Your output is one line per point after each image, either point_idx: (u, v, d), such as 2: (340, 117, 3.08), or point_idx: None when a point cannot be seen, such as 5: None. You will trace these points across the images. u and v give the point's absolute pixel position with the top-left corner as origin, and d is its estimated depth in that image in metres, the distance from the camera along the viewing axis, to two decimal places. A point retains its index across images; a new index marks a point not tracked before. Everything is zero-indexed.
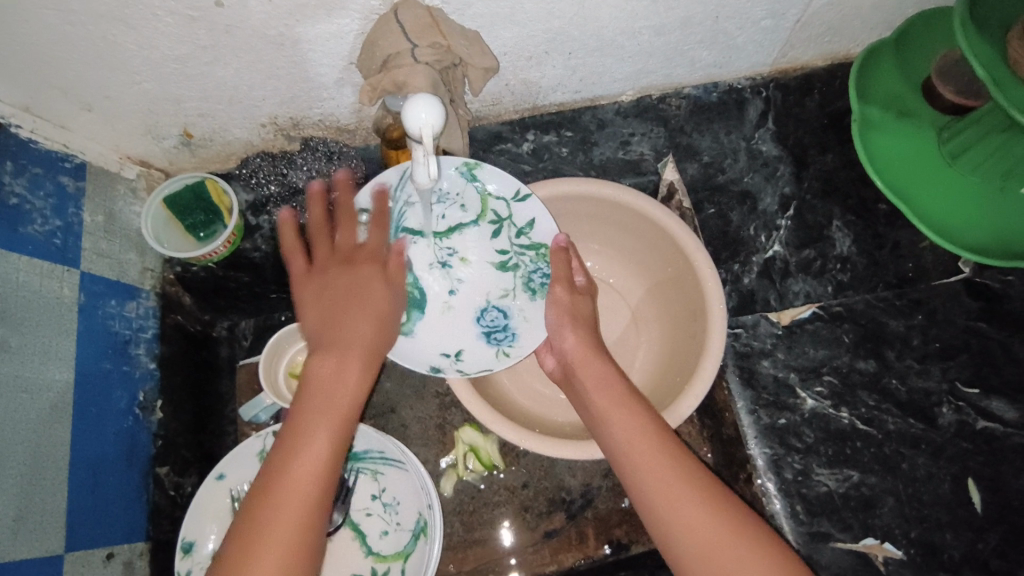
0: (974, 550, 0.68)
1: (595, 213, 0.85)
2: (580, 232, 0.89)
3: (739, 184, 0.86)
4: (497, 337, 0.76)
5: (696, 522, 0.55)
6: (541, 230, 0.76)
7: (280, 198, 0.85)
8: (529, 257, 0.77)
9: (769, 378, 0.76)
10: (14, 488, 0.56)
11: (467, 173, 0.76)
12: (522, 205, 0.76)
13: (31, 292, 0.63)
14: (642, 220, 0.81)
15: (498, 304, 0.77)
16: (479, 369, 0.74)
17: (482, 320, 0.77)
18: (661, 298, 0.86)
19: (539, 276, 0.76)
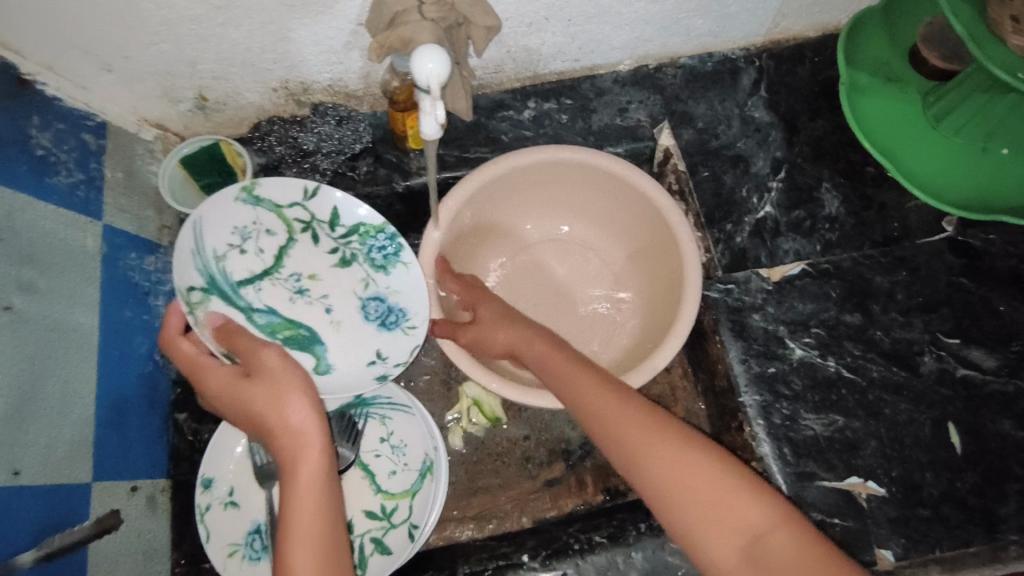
0: (953, 489, 0.72)
1: (572, 177, 0.90)
2: (555, 203, 0.95)
3: (732, 149, 0.90)
4: (393, 319, 0.76)
5: (737, 517, 0.52)
6: (348, 215, 0.75)
7: (291, 160, 0.88)
8: (358, 241, 0.76)
9: (759, 330, 0.80)
10: (45, 418, 0.60)
11: (249, 199, 0.72)
12: (315, 202, 0.74)
13: (58, 239, 0.66)
14: (625, 190, 0.88)
15: (369, 295, 0.77)
16: (406, 357, 0.75)
17: (369, 315, 0.77)
18: (640, 263, 0.93)
19: (378, 252, 0.76)
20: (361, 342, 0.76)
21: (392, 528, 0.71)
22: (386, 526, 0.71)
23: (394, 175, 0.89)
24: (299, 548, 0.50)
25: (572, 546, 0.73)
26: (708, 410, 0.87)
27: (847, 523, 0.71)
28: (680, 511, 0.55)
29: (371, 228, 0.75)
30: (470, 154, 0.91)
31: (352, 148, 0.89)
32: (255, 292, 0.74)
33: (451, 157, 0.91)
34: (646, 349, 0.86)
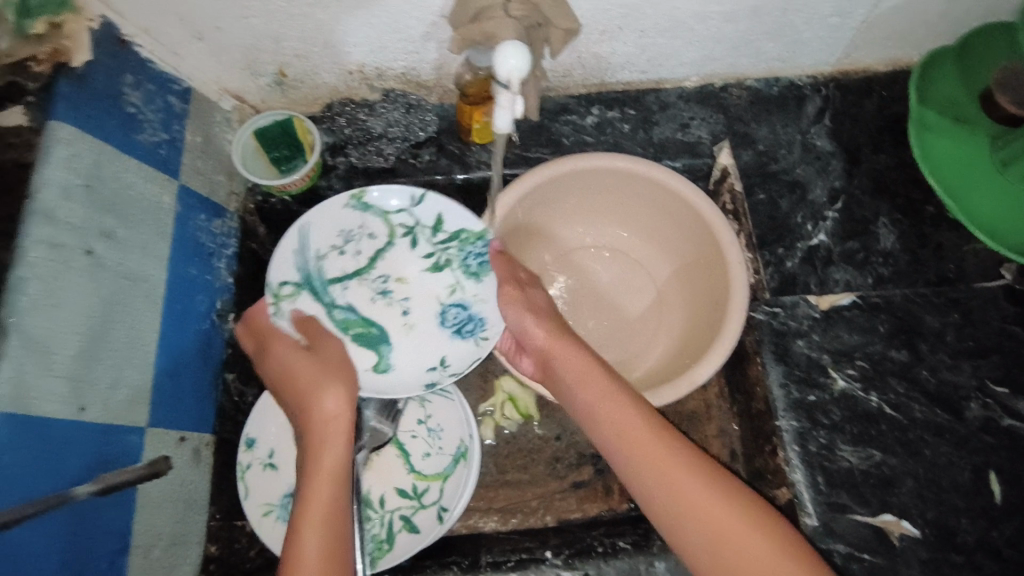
0: (988, 538, 0.71)
1: (630, 191, 0.92)
2: (610, 213, 0.97)
3: (791, 175, 0.90)
4: (469, 329, 0.78)
5: (715, 517, 0.60)
6: (451, 220, 0.80)
7: (356, 140, 0.91)
8: (455, 248, 0.80)
9: (802, 357, 0.80)
10: (111, 360, 0.63)
11: (358, 206, 0.80)
12: (421, 207, 0.80)
13: (138, 193, 0.69)
14: (681, 207, 0.89)
15: (452, 301, 0.79)
16: (468, 364, 0.76)
17: (446, 322, 0.78)
18: (686, 282, 0.94)
19: (474, 259, 0.80)
20: (429, 347, 0.77)
21: (421, 509, 0.73)
22: (415, 505, 0.73)
23: (454, 166, 0.91)
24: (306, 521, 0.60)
25: None
26: (741, 432, 0.87)
27: (876, 559, 0.70)
28: (659, 510, 0.63)
29: (472, 235, 0.80)
30: (530, 155, 0.93)
31: (416, 136, 0.91)
32: (342, 290, 0.78)
33: (511, 154, 0.93)
34: (677, 367, 0.87)
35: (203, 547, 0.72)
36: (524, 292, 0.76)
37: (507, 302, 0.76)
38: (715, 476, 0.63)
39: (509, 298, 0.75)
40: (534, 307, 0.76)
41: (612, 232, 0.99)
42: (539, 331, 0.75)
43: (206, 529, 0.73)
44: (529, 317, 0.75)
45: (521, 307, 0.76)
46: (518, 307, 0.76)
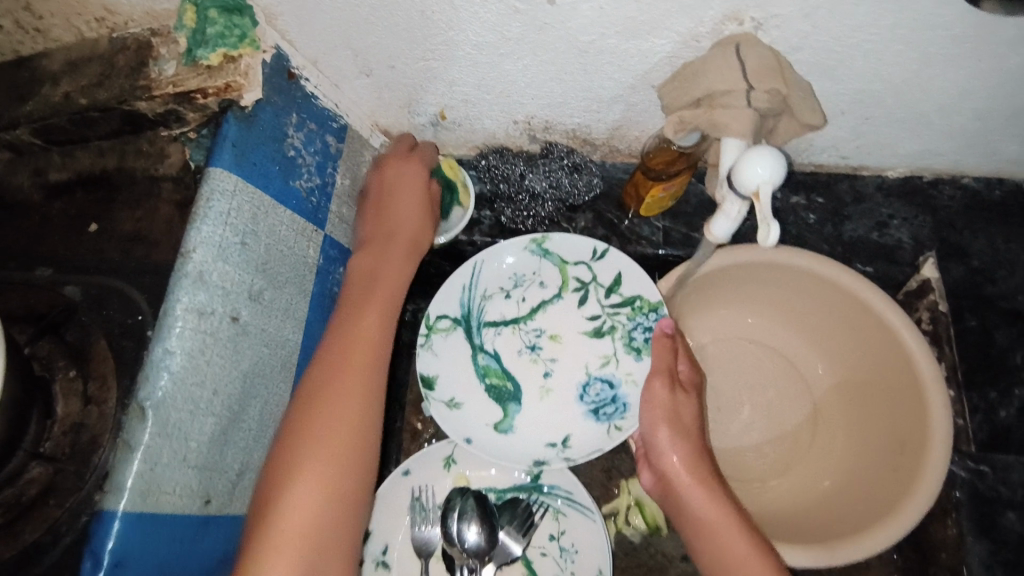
0: None
1: (803, 290, 0.80)
2: (776, 310, 0.85)
3: (1010, 302, 0.76)
4: (607, 411, 0.72)
5: None
6: (629, 285, 0.75)
7: (510, 196, 0.82)
8: (625, 316, 0.75)
9: (1013, 535, 0.66)
10: (241, 442, 0.56)
11: (537, 250, 0.77)
12: (601, 264, 0.76)
13: (287, 248, 0.62)
14: (871, 319, 0.76)
15: (600, 375, 0.74)
16: (590, 454, 0.70)
17: (586, 397, 0.74)
18: (856, 403, 0.80)
19: (641, 331, 0.74)
20: (560, 419, 0.74)
21: None
22: None
23: (611, 238, 0.82)
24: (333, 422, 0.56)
25: None
26: None
27: None
28: None
29: (648, 304, 0.74)
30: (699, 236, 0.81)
31: (575, 201, 0.82)
32: (493, 334, 0.77)
33: (677, 231, 0.81)
34: (831, 517, 0.73)
35: None
36: (673, 402, 0.67)
37: (653, 404, 0.67)
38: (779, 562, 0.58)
39: (653, 399, 0.67)
40: (672, 418, 0.66)
41: (774, 331, 0.86)
42: (671, 450, 0.65)
43: None
44: (663, 429, 0.66)
45: (660, 416, 0.66)
46: (659, 417, 0.66)
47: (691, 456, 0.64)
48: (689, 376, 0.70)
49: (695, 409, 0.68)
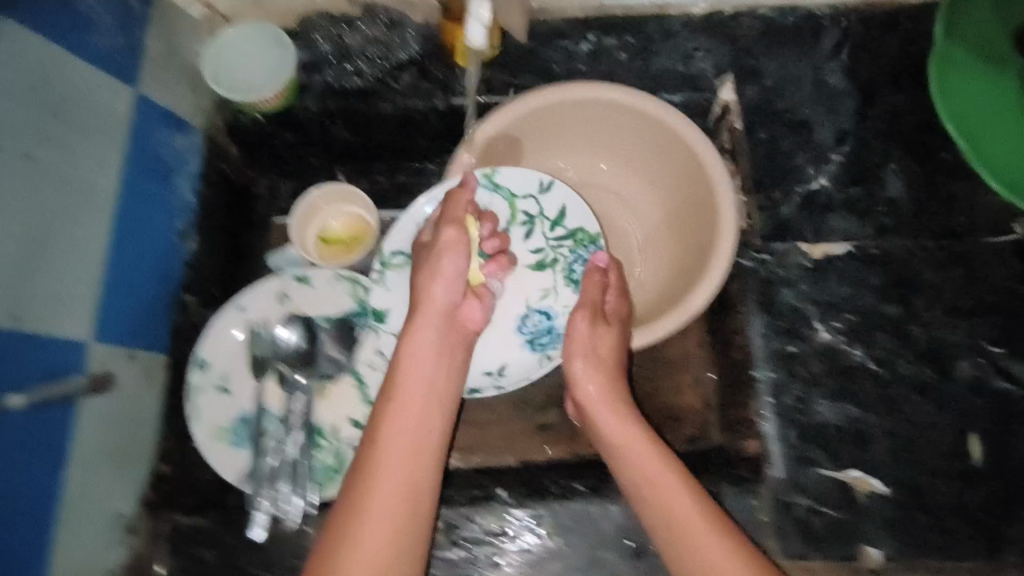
0: (961, 500, 0.68)
1: (641, 133, 0.82)
2: (627, 157, 0.86)
3: (796, 113, 0.82)
4: (541, 342, 0.79)
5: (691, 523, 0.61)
6: (573, 216, 0.79)
7: (334, 59, 0.84)
8: (567, 248, 0.80)
9: (787, 307, 0.76)
10: (52, 271, 0.61)
11: (488, 184, 0.79)
12: (547, 197, 0.79)
13: (89, 100, 0.65)
14: (676, 145, 0.80)
15: (540, 307, 0.80)
16: (519, 382, 0.78)
17: (524, 328, 0.80)
18: (676, 229, 0.84)
19: (580, 264, 0.79)
20: (497, 350, 0.80)
21: None
22: None
23: (436, 91, 0.85)
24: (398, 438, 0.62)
25: (549, 490, 0.72)
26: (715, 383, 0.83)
27: (838, 516, 0.68)
28: (681, 525, 0.61)
29: (587, 237, 0.79)
30: (518, 80, 0.86)
31: (397, 57, 0.84)
32: None
33: (498, 80, 0.85)
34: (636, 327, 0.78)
35: (156, 465, 0.72)
36: (592, 337, 0.72)
37: (574, 340, 0.73)
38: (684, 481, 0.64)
39: (576, 332, 0.73)
40: (590, 352, 0.72)
41: (625, 179, 0.88)
42: (589, 381, 0.71)
43: (160, 448, 0.72)
44: (579, 361, 0.72)
45: (579, 349, 0.72)
46: (578, 350, 0.73)
47: (607, 383, 0.71)
48: (616, 307, 0.75)
49: (614, 341, 0.73)
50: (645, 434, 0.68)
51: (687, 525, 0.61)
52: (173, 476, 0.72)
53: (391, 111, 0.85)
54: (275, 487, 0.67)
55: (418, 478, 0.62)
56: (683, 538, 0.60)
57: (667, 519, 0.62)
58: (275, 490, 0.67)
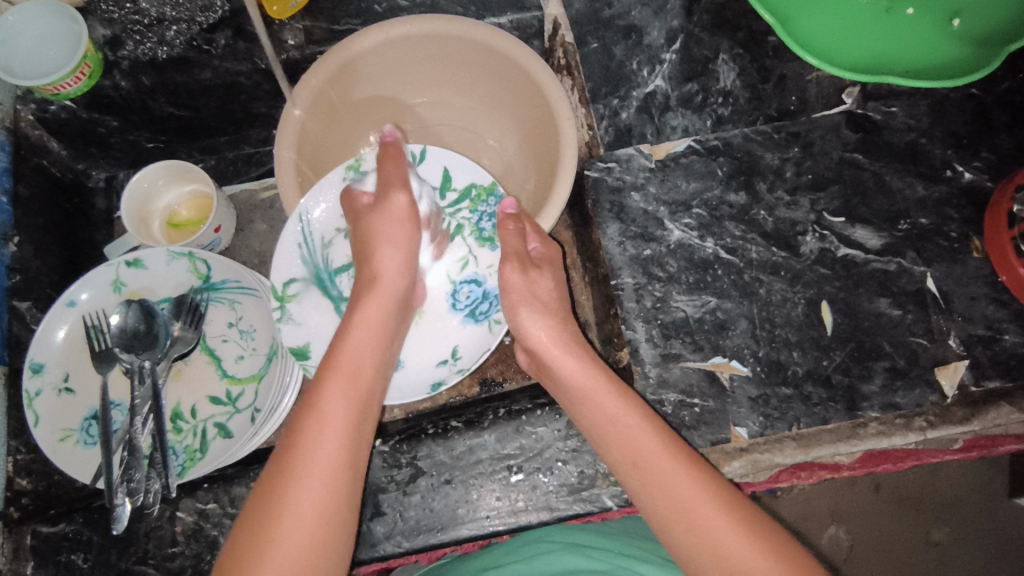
0: (819, 367, 0.69)
1: (464, 57, 0.79)
2: (481, 89, 0.83)
3: (625, 19, 0.81)
4: (484, 311, 0.73)
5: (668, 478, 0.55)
6: (458, 174, 0.74)
7: (132, 26, 0.76)
8: (466, 210, 0.74)
9: (637, 211, 0.75)
10: None
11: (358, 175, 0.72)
12: (426, 164, 0.74)
13: None
14: (509, 65, 0.75)
15: (464, 278, 0.74)
16: (480, 355, 0.71)
17: (459, 303, 0.74)
18: (530, 152, 0.81)
19: (488, 219, 0.73)
20: (442, 337, 0.73)
21: (236, 413, 0.68)
22: (229, 411, 0.69)
23: (256, 49, 0.80)
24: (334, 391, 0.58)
25: (426, 432, 0.68)
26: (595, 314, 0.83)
27: (706, 403, 0.69)
28: (642, 466, 0.57)
29: (484, 190, 0.73)
30: (340, 27, 0.84)
31: (207, 19, 0.77)
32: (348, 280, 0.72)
33: (318, 29, 0.84)
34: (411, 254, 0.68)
35: (10, 482, 0.67)
36: (529, 284, 0.67)
37: (509, 290, 0.68)
38: (675, 444, 0.58)
39: (509, 287, 0.67)
40: (531, 297, 0.68)
41: (446, 104, 0.86)
42: (541, 329, 0.67)
43: (11, 464, 0.67)
44: (524, 310, 0.67)
45: (520, 299, 0.67)
46: (520, 300, 0.67)
47: (556, 327, 0.67)
48: (543, 251, 0.70)
49: (551, 280, 0.69)
50: (616, 384, 0.62)
51: (649, 462, 0.57)
52: (35, 490, 0.68)
53: (214, 78, 0.82)
54: (130, 478, 0.62)
55: (347, 454, 0.55)
56: (654, 481, 0.56)
57: (637, 464, 0.57)
58: (130, 481, 0.62)
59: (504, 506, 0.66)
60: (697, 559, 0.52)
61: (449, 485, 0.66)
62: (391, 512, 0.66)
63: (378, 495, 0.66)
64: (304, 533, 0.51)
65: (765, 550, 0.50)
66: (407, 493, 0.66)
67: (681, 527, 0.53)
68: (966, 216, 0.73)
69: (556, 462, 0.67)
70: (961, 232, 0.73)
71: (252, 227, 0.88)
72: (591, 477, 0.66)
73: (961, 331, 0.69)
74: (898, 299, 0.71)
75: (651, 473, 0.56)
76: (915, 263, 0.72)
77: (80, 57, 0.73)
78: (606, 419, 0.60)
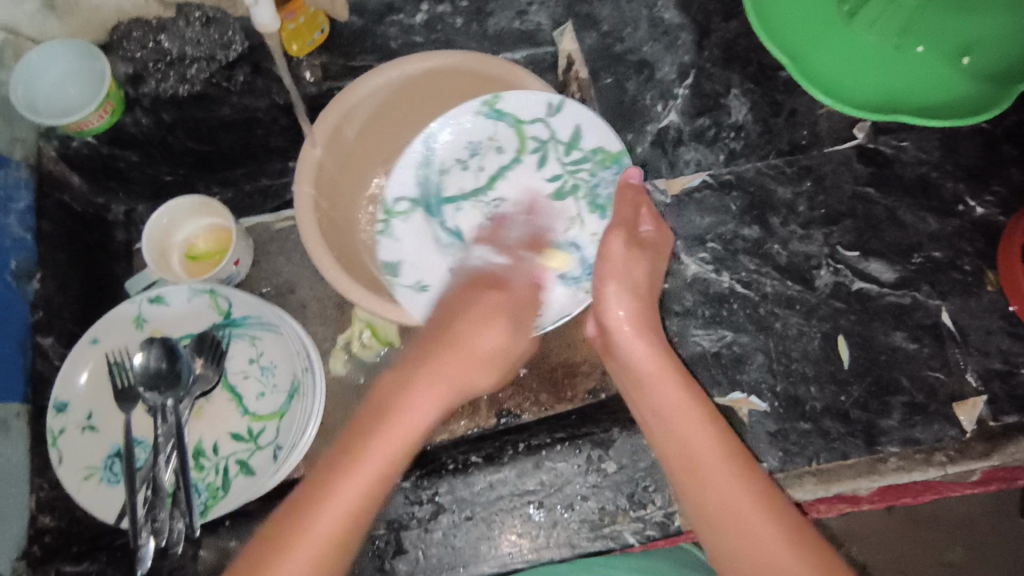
0: (836, 402, 0.69)
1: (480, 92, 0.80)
2: None
3: (637, 54, 0.82)
4: (576, 277, 0.71)
5: (725, 479, 0.54)
6: (589, 135, 0.72)
7: (155, 65, 0.79)
8: (587, 171, 0.73)
9: None
10: None
11: (491, 113, 0.73)
12: (558, 118, 0.72)
13: None
14: None
15: (565, 239, 0.72)
16: (558, 320, 0.69)
17: (554, 260, 0.73)
18: None
19: (605, 186, 0.72)
20: (527, 292, 0.71)
21: (257, 450, 0.69)
22: (251, 448, 0.69)
23: (274, 86, 0.82)
24: (378, 446, 0.55)
25: (447, 467, 0.69)
26: None
27: None
28: (696, 461, 0.56)
29: (609, 156, 0.72)
30: (358, 63, 0.86)
31: (227, 56, 0.80)
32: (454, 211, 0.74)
33: (335, 65, 0.86)
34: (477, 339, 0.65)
35: (33, 519, 0.67)
36: (628, 259, 0.65)
37: (608, 259, 0.66)
38: (738, 446, 0.56)
39: (609, 252, 0.66)
40: (621, 273, 0.66)
41: None
42: (618, 306, 0.65)
43: (34, 501, 0.67)
44: (611, 284, 0.65)
45: (610, 271, 0.66)
46: (604, 270, 0.66)
47: (636, 309, 0.65)
48: (655, 236, 0.68)
49: (650, 263, 0.67)
50: (681, 376, 0.61)
51: (705, 465, 0.55)
52: (58, 526, 0.68)
53: (233, 114, 0.83)
54: (154, 517, 0.63)
55: (377, 493, 0.54)
56: (705, 476, 0.55)
57: (687, 455, 0.56)
58: (154, 520, 0.63)
59: (525, 544, 0.66)
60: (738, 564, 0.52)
61: (470, 521, 0.67)
62: (414, 550, 0.66)
63: (400, 532, 0.67)
64: (320, 549, 0.50)
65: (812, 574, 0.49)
66: (429, 530, 0.67)
67: (730, 526, 0.52)
68: (979, 249, 0.74)
69: (577, 498, 0.67)
70: (975, 265, 0.73)
71: (270, 259, 0.88)
72: (612, 513, 0.66)
73: (977, 365, 0.70)
74: (914, 332, 0.71)
75: (708, 477, 0.55)
76: (929, 297, 0.72)
77: (104, 95, 0.75)
78: (666, 408, 0.59)
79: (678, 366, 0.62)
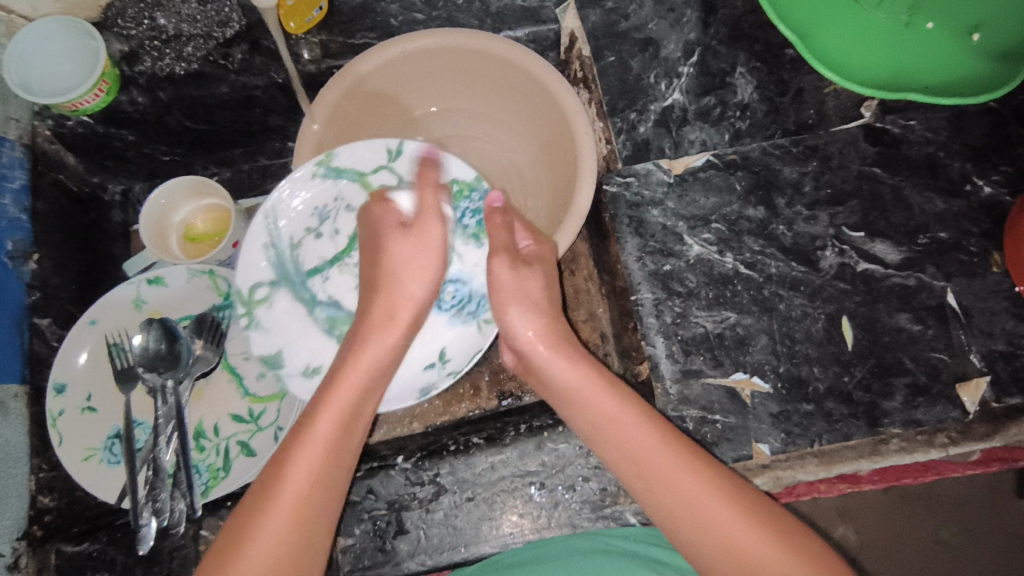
0: (839, 383, 0.69)
1: (481, 70, 0.78)
2: (497, 99, 0.82)
3: (642, 32, 0.81)
4: (473, 311, 0.71)
5: (679, 479, 0.54)
6: (437, 171, 0.70)
7: (150, 42, 0.76)
8: (450, 205, 0.71)
9: (656, 226, 0.75)
10: None
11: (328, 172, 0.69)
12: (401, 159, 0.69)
13: None
14: (526, 79, 0.75)
15: (448, 277, 0.71)
16: (470, 358, 0.70)
17: (444, 302, 0.71)
18: (545, 162, 0.80)
19: (471, 216, 0.70)
20: (430, 340, 0.71)
21: (258, 431, 0.70)
22: (252, 429, 0.70)
23: (273, 65, 0.81)
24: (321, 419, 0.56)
25: (448, 448, 0.69)
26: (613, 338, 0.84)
27: (728, 419, 0.69)
28: (641, 467, 0.56)
29: (466, 185, 0.69)
30: (356, 41, 0.84)
31: (224, 33, 0.78)
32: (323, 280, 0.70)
33: (335, 43, 0.85)
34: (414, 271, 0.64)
35: (33, 500, 0.66)
36: (519, 280, 0.64)
37: (500, 288, 0.64)
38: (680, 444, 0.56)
39: (499, 282, 0.64)
40: (522, 296, 0.64)
41: (467, 112, 0.85)
42: (529, 327, 0.64)
43: (34, 482, 0.67)
44: (512, 308, 0.64)
45: (508, 297, 0.64)
46: (507, 298, 0.64)
47: (545, 324, 0.64)
48: (536, 250, 0.67)
49: (542, 278, 0.65)
50: (608, 385, 0.60)
51: (651, 461, 0.55)
52: (59, 507, 0.68)
53: (231, 92, 0.82)
54: (155, 497, 0.63)
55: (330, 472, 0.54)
56: (661, 480, 0.54)
57: (641, 465, 0.56)
58: (156, 500, 0.63)
59: (526, 524, 0.66)
60: (701, 551, 0.52)
61: (471, 502, 0.67)
62: (415, 530, 0.66)
63: (401, 513, 0.67)
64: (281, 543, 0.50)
65: (777, 544, 0.50)
66: (431, 511, 0.67)
67: (687, 523, 0.53)
68: (985, 230, 0.73)
69: (578, 479, 0.67)
70: (981, 246, 0.72)
71: None
72: (613, 494, 0.66)
73: (982, 347, 0.70)
74: (918, 313, 0.71)
75: (658, 479, 0.54)
76: (935, 278, 0.72)
77: (99, 73, 0.73)
78: (609, 416, 0.58)
79: (602, 375, 0.61)
